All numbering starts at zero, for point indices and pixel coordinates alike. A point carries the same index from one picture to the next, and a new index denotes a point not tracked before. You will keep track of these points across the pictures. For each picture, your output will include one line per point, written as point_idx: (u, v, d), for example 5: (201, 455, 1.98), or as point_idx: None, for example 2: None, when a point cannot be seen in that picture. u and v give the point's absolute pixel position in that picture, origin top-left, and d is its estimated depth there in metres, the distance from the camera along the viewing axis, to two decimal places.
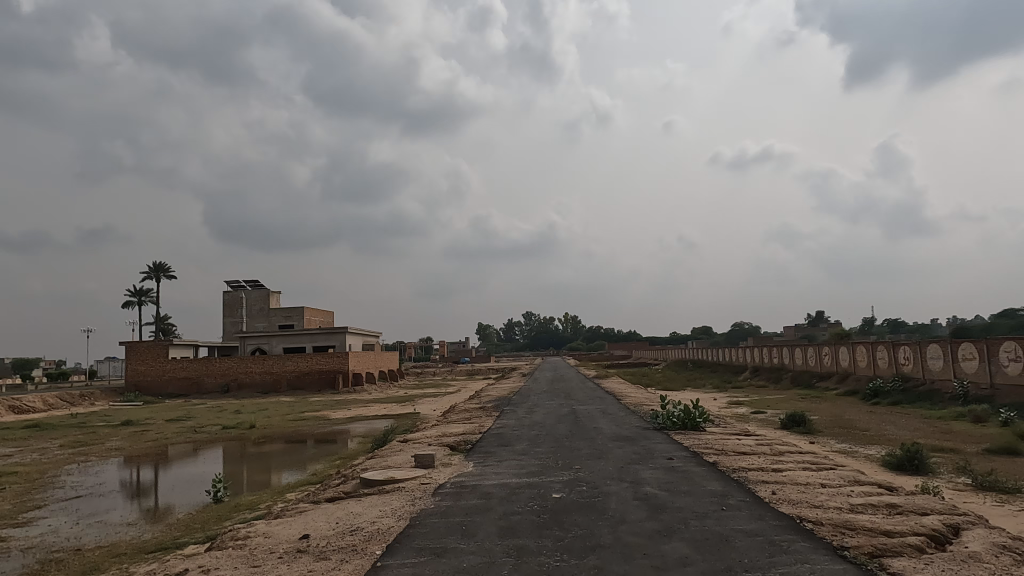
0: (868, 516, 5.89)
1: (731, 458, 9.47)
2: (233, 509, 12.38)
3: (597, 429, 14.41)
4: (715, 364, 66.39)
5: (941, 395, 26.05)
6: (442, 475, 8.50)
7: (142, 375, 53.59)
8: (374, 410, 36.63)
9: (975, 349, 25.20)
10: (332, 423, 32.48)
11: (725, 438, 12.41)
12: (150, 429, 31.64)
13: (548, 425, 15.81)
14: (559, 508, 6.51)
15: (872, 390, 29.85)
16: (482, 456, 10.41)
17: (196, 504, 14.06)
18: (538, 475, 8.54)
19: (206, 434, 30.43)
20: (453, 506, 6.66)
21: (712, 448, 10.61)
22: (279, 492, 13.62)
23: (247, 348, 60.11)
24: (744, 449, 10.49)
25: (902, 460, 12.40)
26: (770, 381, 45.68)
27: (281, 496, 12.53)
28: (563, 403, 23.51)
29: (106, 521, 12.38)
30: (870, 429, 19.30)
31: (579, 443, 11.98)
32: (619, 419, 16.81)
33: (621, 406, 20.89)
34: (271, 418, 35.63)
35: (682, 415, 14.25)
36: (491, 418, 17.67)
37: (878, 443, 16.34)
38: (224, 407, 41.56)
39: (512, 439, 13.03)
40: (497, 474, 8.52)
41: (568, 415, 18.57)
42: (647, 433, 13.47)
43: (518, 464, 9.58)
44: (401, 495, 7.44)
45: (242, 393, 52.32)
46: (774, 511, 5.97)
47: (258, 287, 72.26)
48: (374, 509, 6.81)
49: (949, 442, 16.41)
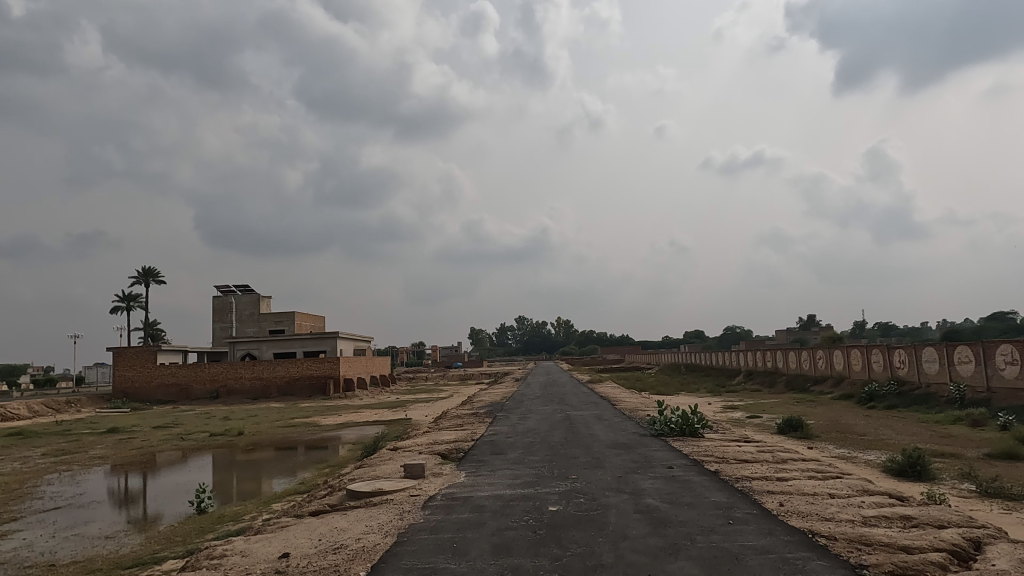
0: (884, 530, 5.59)
1: (732, 465, 9.13)
2: (216, 521, 11.91)
3: (593, 436, 14.09)
4: (708, 368, 66.15)
5: (937, 399, 25.85)
6: (432, 486, 8.10)
7: (130, 381, 52.87)
8: (365, 416, 36.14)
9: (971, 352, 25.04)
10: (321, 429, 31.94)
11: (724, 445, 12.06)
12: (137, 436, 30.99)
13: (542, 431, 15.43)
14: (556, 523, 6.15)
15: (867, 394, 29.66)
16: (474, 465, 10.02)
17: (179, 514, 13.56)
18: (533, 485, 8.19)
19: (193, 441, 29.86)
20: (444, 522, 6.27)
21: (711, 455, 10.27)
22: (265, 503, 13.12)
23: (237, 353, 59.43)
24: (745, 456, 10.15)
25: (904, 466, 12.13)
26: (764, 385, 45.42)
27: (267, 507, 12.07)
28: (557, 408, 23.12)
29: (83, 535, 11.88)
30: (868, 434, 19.01)
31: (575, 451, 11.63)
32: (614, 425, 16.46)
33: (616, 412, 20.54)
34: (260, 425, 35.05)
35: (679, 421, 13.93)
36: (484, 425, 17.25)
37: (878, 449, 16.08)
38: (212, 413, 40.95)
39: (505, 446, 12.68)
40: (490, 485, 8.14)
41: (563, 421, 18.24)
42: (644, 440, 13.17)
43: (512, 473, 9.22)
44: (389, 509, 7.06)
45: (232, 399, 51.61)
46: (784, 525, 5.64)
47: (248, 292, 71.58)
48: (360, 524, 6.43)
49: (950, 446, 16.17)
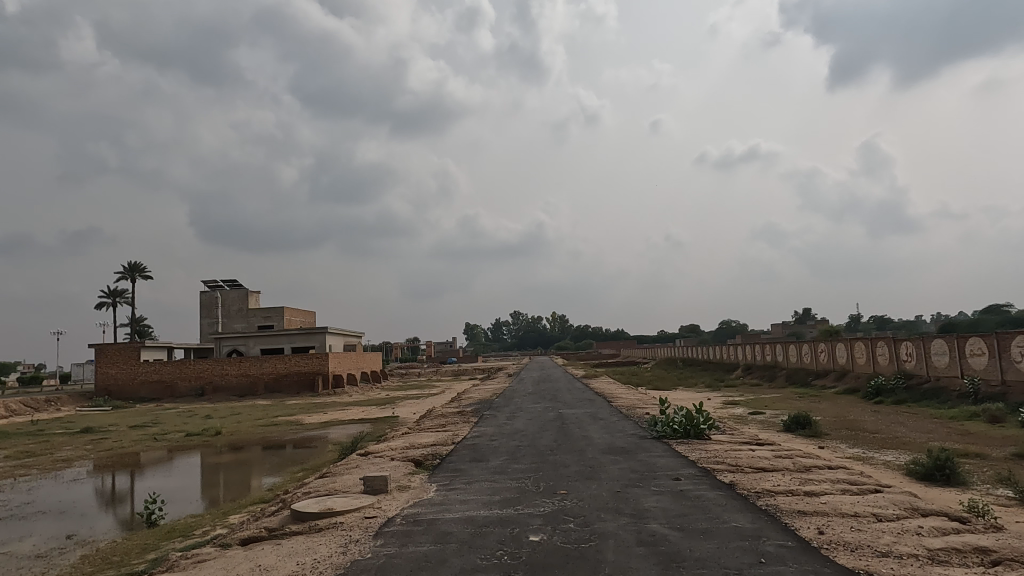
0: (962, 570, 4.40)
1: (749, 476, 7.80)
2: (162, 538, 10.53)
3: (586, 439, 12.88)
4: (705, 363, 64.80)
5: (949, 394, 24.58)
6: (393, 506, 6.75)
7: (112, 379, 51.32)
8: (351, 413, 34.80)
9: (984, 344, 23.79)
10: (304, 429, 30.60)
11: (733, 449, 10.72)
12: (110, 436, 29.62)
13: (531, 434, 14.15)
14: (538, 561, 4.85)
15: (874, 389, 28.42)
16: (449, 476, 8.66)
17: (125, 527, 12.14)
18: (513, 505, 6.82)
19: (169, 441, 28.48)
20: (396, 560, 4.95)
21: (724, 463, 8.91)
22: (223, 514, 11.78)
23: (224, 350, 57.93)
24: (763, 464, 8.78)
25: (931, 469, 10.97)
26: (764, 380, 44.09)
27: (223, 523, 10.75)
28: (549, 408, 21.64)
29: (10, 554, 10.48)
30: (882, 433, 17.74)
31: (565, 458, 10.33)
32: (610, 426, 15.14)
33: (613, 410, 19.22)
34: (241, 423, 33.70)
35: (683, 421, 12.69)
36: (469, 425, 15.96)
37: (896, 449, 14.84)
38: (195, 411, 39.69)
39: (488, 452, 11.38)
40: (464, 504, 6.79)
41: (555, 420, 17.05)
42: (644, 443, 11.91)
43: (491, 487, 7.90)
44: (334, 537, 5.76)
45: (217, 396, 50.22)
46: (833, 566, 4.42)
47: (235, 287, 70.15)
48: (289, 562, 5.13)
49: (973, 446, 14.90)
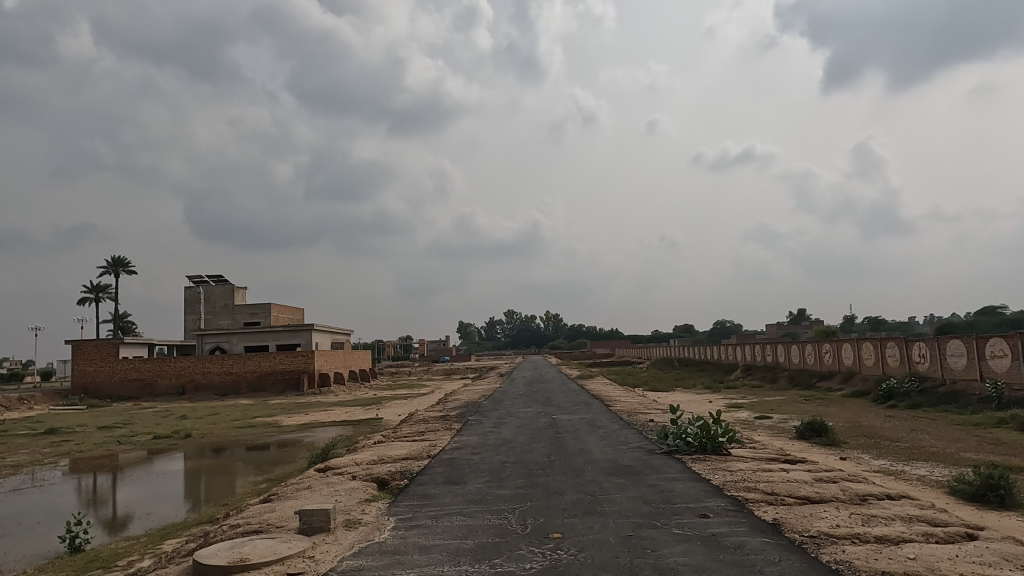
0: None
1: (796, 511, 6.16)
2: (76, 571, 8.84)
3: (582, 453, 11.28)
4: (703, 363, 63.15)
5: (968, 398, 23.09)
6: (329, 554, 5.28)
7: (89, 376, 49.44)
8: (334, 415, 33.08)
9: (1006, 345, 22.21)
10: (282, 431, 28.85)
11: (761, 468, 9.09)
12: (74, 438, 27.77)
13: (520, 446, 12.44)
14: None
15: (885, 392, 26.91)
16: (413, 507, 6.98)
17: (41, 553, 10.35)
18: (489, 557, 5.18)
19: (138, 443, 26.73)
20: None
21: (757, 490, 7.30)
22: (160, 538, 10.11)
23: (207, 347, 56.10)
24: (806, 492, 7.13)
25: (983, 490, 9.35)
26: (765, 381, 42.57)
27: (153, 552, 9.10)
28: (542, 412, 20.15)
29: None
30: (905, 441, 16.14)
31: (559, 481, 8.69)
32: (610, 437, 13.48)
33: (611, 417, 17.62)
34: (217, 424, 31.98)
35: (698, 433, 11.10)
36: (450, 434, 14.26)
37: (925, 460, 13.36)
38: (172, 412, 37.89)
39: (468, 470, 9.72)
40: (422, 555, 5.15)
41: (547, 428, 15.50)
42: (653, 461, 10.32)
43: (465, 525, 6.27)
44: None
45: (198, 395, 48.42)
46: None
47: (221, 282, 68.27)
48: None
49: (1011, 458, 13.33)
